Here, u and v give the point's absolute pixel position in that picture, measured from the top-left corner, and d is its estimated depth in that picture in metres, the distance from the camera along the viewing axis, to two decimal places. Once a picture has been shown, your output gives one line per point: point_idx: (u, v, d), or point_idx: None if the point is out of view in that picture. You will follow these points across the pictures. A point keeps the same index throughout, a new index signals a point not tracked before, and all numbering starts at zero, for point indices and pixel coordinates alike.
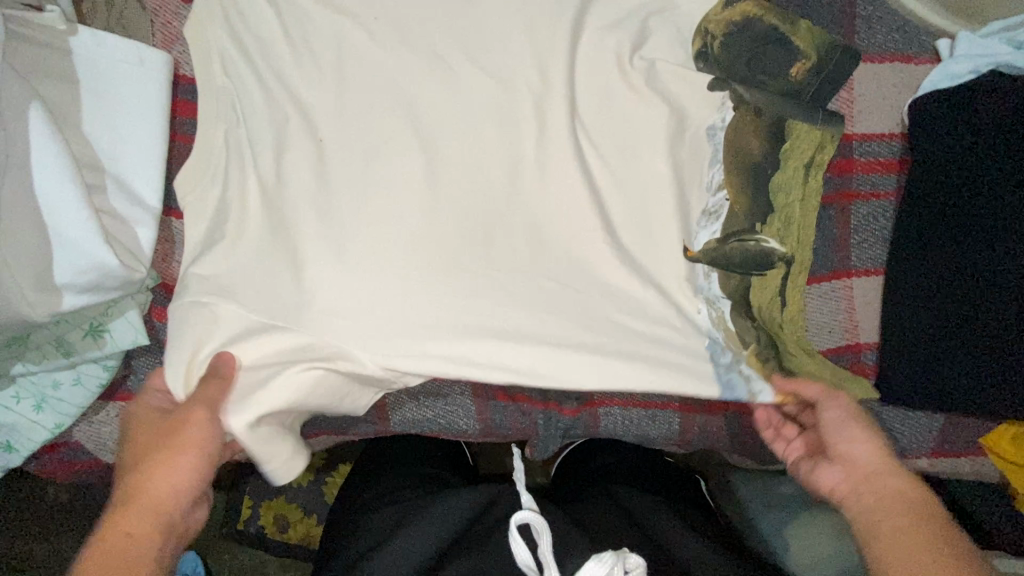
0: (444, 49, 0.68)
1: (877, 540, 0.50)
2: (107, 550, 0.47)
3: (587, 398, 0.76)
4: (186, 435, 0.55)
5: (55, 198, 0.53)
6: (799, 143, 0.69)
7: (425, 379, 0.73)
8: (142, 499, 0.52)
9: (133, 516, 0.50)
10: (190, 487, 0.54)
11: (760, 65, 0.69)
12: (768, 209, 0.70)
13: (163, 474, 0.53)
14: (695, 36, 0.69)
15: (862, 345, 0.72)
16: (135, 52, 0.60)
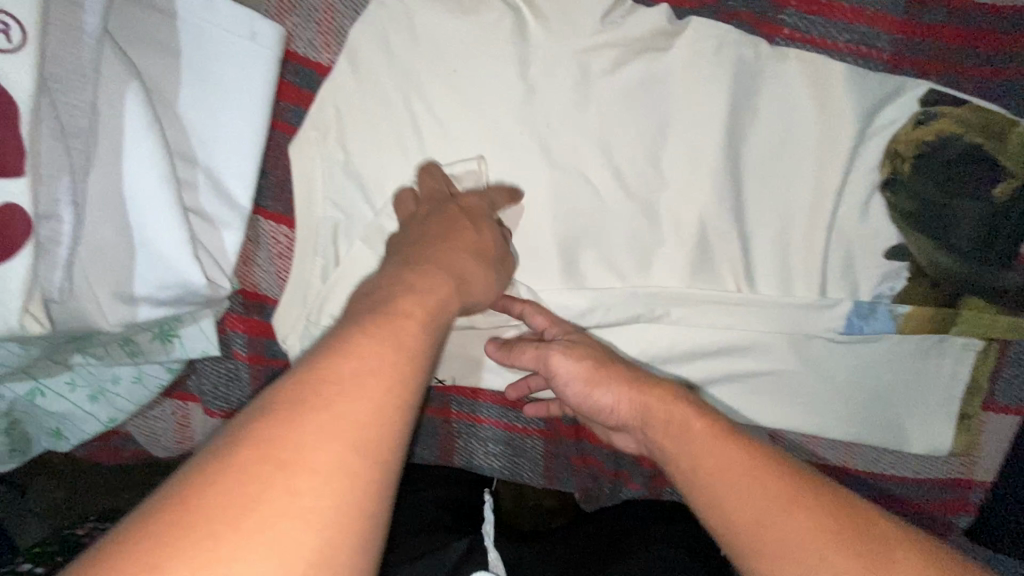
0: (599, 59, 0.56)
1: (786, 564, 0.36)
2: (354, 355, 0.31)
3: (659, 476, 0.69)
4: (442, 260, 0.42)
5: (145, 201, 0.45)
6: (975, 324, 0.60)
7: (496, 426, 0.68)
8: (421, 310, 0.36)
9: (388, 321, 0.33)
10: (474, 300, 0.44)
11: (958, 189, 0.58)
12: (917, 353, 0.61)
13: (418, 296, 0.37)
14: (882, 159, 0.58)
15: (972, 481, 0.66)
16: (246, 22, 0.50)
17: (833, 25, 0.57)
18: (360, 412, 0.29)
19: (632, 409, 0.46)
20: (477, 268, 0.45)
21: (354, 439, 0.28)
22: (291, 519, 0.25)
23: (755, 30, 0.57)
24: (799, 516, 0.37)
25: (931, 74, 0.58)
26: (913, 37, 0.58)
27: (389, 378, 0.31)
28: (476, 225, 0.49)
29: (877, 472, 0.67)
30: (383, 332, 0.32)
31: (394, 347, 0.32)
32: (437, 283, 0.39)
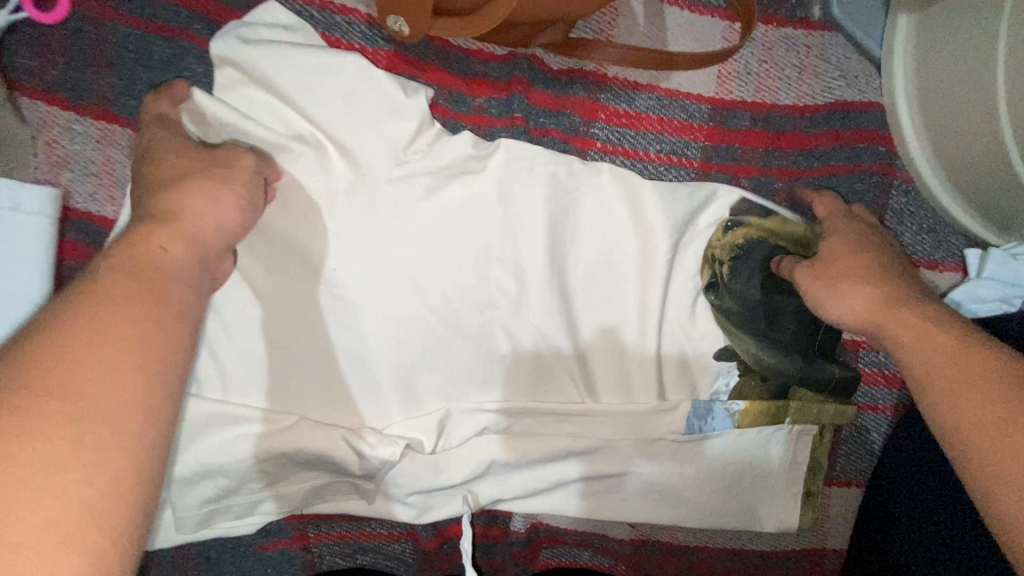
0: (411, 189, 0.55)
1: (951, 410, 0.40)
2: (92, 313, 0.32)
3: (533, 561, 0.71)
4: (194, 213, 0.42)
5: None
6: (804, 414, 0.62)
7: (360, 539, 0.67)
8: (160, 259, 0.37)
9: (138, 277, 0.35)
10: (228, 244, 0.44)
11: (774, 288, 0.60)
12: (762, 440, 0.62)
13: (159, 261, 0.37)
14: (702, 264, 0.59)
15: (829, 547, 0.69)
16: (8, 193, 0.47)
17: (642, 135, 0.58)
18: (120, 340, 0.31)
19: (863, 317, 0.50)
20: (221, 206, 0.44)
21: (126, 393, 0.30)
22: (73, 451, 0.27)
23: (568, 146, 0.58)
24: (966, 366, 0.41)
25: (741, 177, 0.59)
26: (720, 143, 0.59)
27: (144, 326, 0.33)
28: (249, 172, 0.47)
29: (735, 545, 0.70)
30: (128, 281, 0.34)
31: (145, 295, 0.34)
32: (164, 237, 0.39)
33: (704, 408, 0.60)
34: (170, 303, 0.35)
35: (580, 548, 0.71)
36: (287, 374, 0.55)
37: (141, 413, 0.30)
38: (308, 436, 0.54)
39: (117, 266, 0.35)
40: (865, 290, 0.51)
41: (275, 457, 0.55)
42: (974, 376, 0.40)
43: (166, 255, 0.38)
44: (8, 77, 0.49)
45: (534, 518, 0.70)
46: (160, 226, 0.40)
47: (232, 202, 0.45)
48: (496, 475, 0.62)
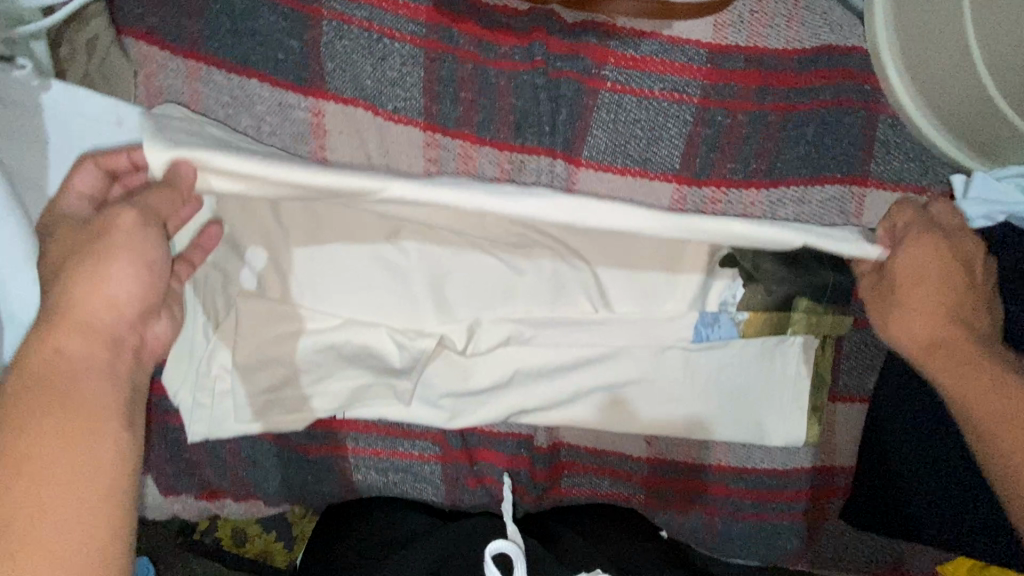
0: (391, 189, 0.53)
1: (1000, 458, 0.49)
2: (19, 422, 0.40)
3: (553, 486, 0.76)
4: (97, 295, 0.45)
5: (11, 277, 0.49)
6: (805, 323, 0.67)
7: (394, 456, 0.71)
8: (63, 362, 0.43)
9: (48, 376, 0.42)
10: (141, 309, 0.48)
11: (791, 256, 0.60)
12: (769, 350, 0.68)
13: (66, 363, 0.43)
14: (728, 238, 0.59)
15: (836, 466, 0.74)
16: (112, 110, 0.55)
17: (647, 76, 0.66)
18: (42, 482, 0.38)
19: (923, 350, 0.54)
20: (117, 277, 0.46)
21: (76, 470, 0.40)
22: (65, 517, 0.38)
23: (582, 86, 0.66)
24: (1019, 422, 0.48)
25: (737, 112, 0.67)
26: (717, 82, 0.67)
27: (89, 431, 0.41)
28: (131, 230, 0.48)
29: (746, 465, 0.74)
30: (38, 400, 0.41)
31: (56, 411, 0.41)
32: (66, 343, 0.44)
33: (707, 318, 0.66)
34: (77, 388, 0.42)
35: (599, 472, 0.76)
36: (335, 279, 0.63)
37: (99, 476, 0.40)
38: (355, 329, 0.64)
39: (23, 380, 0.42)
40: (926, 317, 0.54)
41: (325, 346, 0.64)
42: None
43: (61, 355, 0.43)
44: (118, 23, 0.59)
45: (556, 438, 0.74)
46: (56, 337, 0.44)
47: (137, 261, 0.47)
48: (520, 384, 0.68)
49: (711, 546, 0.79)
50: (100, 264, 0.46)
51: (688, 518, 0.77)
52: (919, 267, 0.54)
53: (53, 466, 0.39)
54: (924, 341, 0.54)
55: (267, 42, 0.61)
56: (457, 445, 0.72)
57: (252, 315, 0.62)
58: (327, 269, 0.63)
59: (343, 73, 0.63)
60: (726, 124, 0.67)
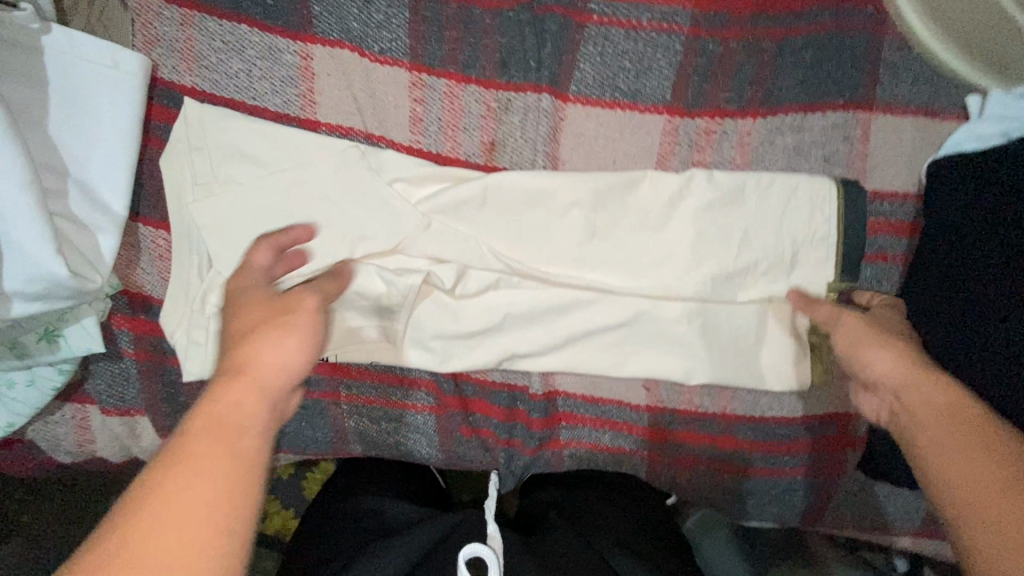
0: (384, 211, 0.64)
1: (937, 473, 0.41)
2: (185, 459, 0.37)
3: (551, 438, 0.73)
4: (266, 355, 0.44)
5: (8, 207, 0.51)
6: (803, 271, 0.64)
7: (387, 405, 0.70)
8: (235, 411, 0.41)
9: (243, 383, 0.42)
10: (299, 375, 0.46)
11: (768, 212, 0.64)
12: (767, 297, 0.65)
13: (229, 409, 0.41)
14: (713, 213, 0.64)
15: (853, 414, 0.69)
16: (108, 53, 0.57)
17: (637, 9, 0.64)
18: (193, 510, 0.35)
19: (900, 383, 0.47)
20: (285, 342, 0.45)
21: (208, 518, 0.35)
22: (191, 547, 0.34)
23: (568, 20, 0.64)
24: (960, 436, 0.41)
25: (730, 39, 0.64)
26: (710, 11, 0.64)
27: (238, 469, 0.38)
28: (313, 312, 0.49)
29: (754, 415, 0.70)
30: (213, 436, 0.38)
31: (226, 443, 0.39)
32: (245, 380, 0.42)
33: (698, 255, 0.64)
34: (241, 423, 0.40)
35: (599, 427, 0.72)
36: (320, 220, 0.63)
37: (232, 513, 0.36)
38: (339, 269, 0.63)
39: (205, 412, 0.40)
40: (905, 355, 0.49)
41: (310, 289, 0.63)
42: (970, 456, 0.40)
43: (241, 403, 0.41)
44: None
45: (553, 387, 0.71)
46: (235, 373, 0.43)
47: (303, 335, 0.47)
48: (510, 328, 0.67)
49: (719, 505, 0.75)
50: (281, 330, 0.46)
51: (695, 473, 0.74)
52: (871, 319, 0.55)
53: (201, 499, 0.36)
54: (900, 376, 0.48)
55: None
56: (450, 395, 0.71)
57: (235, 256, 0.62)
58: (313, 211, 0.63)
59: (329, 15, 0.63)
60: (718, 52, 0.64)
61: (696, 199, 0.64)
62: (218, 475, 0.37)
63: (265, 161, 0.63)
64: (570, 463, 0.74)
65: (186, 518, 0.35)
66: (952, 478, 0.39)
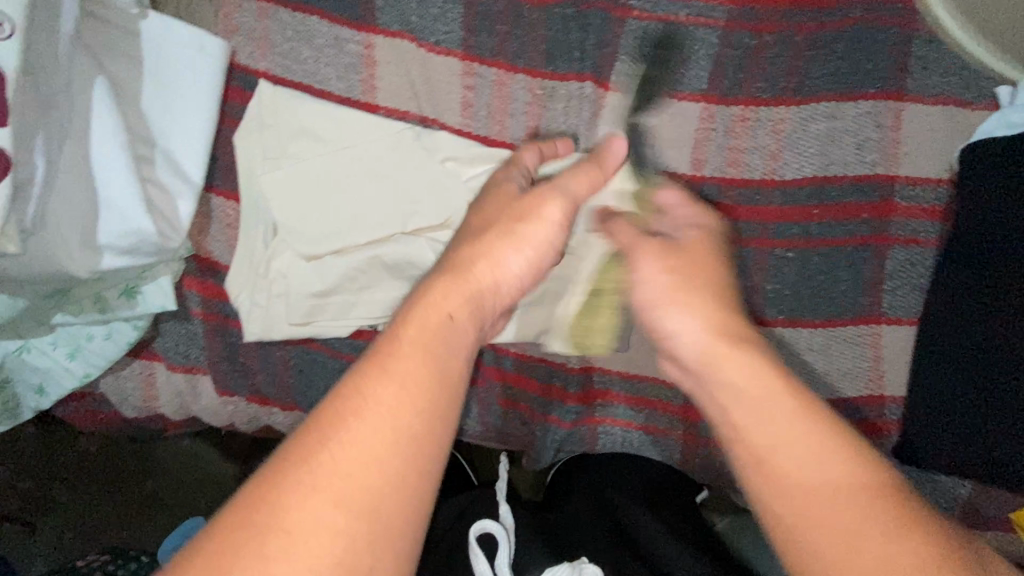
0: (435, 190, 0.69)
1: (760, 480, 0.44)
2: (385, 367, 0.41)
3: (588, 414, 0.74)
4: (481, 269, 0.49)
5: (108, 168, 0.57)
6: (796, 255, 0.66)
7: None
8: (441, 328, 0.44)
9: (455, 299, 0.46)
10: (508, 296, 0.51)
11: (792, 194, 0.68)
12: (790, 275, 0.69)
13: (437, 319, 0.44)
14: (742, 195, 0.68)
15: (887, 398, 0.70)
16: (196, 38, 0.64)
17: (675, 6, 0.68)
18: (384, 424, 0.39)
19: (701, 355, 0.50)
20: (513, 258, 0.51)
21: (398, 435, 0.39)
22: (366, 457, 0.38)
23: (610, 15, 0.69)
24: (786, 442, 0.43)
25: (764, 34, 0.68)
26: (744, 6, 0.68)
27: (429, 393, 0.41)
28: (552, 226, 0.53)
29: None
30: (419, 349, 0.42)
31: (427, 363, 0.42)
32: (448, 296, 0.46)
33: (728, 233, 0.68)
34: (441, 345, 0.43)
35: (632, 405, 0.73)
36: (375, 194, 0.68)
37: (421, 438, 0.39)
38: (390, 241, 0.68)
39: (419, 324, 0.44)
40: (701, 314, 0.51)
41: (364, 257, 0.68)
42: (797, 466, 0.42)
43: (451, 322, 0.45)
44: None
45: (589, 363, 0.72)
46: (448, 283, 0.47)
47: (535, 251, 0.52)
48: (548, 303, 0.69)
49: None
50: (514, 243, 0.51)
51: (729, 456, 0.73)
52: (667, 249, 0.55)
53: (400, 414, 0.39)
54: (699, 338, 0.50)
55: None
56: (489, 367, 0.73)
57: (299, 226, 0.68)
58: (370, 187, 0.69)
59: (391, 9, 0.69)
60: (753, 45, 0.68)
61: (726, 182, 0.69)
62: (417, 402, 0.40)
63: (325, 136, 0.68)
64: (604, 443, 0.76)
65: (380, 435, 0.38)
66: (786, 492, 0.42)
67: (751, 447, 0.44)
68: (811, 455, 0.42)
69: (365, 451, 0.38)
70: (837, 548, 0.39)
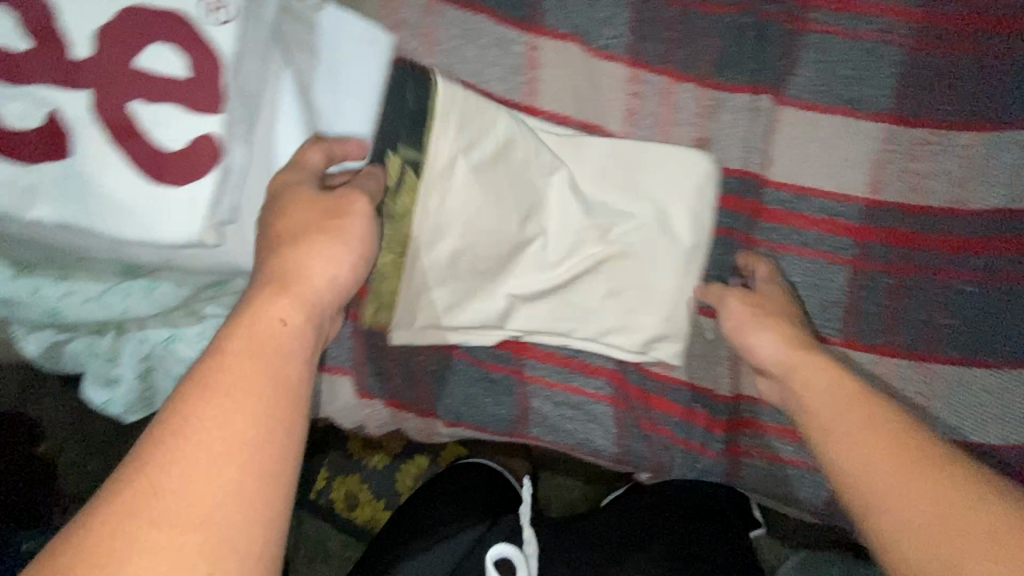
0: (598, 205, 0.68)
1: (836, 457, 0.46)
2: (212, 385, 0.37)
3: (732, 444, 0.70)
4: (314, 270, 0.45)
5: (290, 163, 0.55)
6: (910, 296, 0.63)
7: (568, 391, 0.71)
8: (278, 337, 0.40)
9: (284, 306, 0.42)
10: (336, 300, 0.46)
11: (971, 224, 0.64)
12: (965, 309, 0.65)
13: (273, 335, 0.40)
14: (918, 221, 0.65)
15: None
16: (370, 32, 0.62)
17: (861, 19, 0.65)
18: (204, 455, 0.35)
19: (780, 359, 0.56)
20: (340, 257, 0.46)
21: (210, 464, 0.34)
22: (182, 493, 0.34)
23: (788, 26, 0.65)
24: (861, 427, 0.46)
25: (956, 52, 0.64)
26: (938, 23, 0.64)
27: (266, 422, 0.37)
28: (363, 218, 0.48)
29: (956, 438, 0.66)
30: (243, 361, 0.38)
31: (252, 379, 0.38)
32: (280, 303, 0.42)
33: (896, 259, 0.66)
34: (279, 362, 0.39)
35: (784, 438, 0.68)
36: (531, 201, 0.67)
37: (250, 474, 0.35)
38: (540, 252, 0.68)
39: (245, 337, 0.39)
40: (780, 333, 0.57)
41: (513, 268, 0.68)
42: (886, 459, 0.43)
43: (282, 328, 0.41)
44: None
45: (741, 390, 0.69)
46: (287, 289, 0.43)
47: (351, 249, 0.47)
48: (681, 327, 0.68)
49: None
50: (339, 243, 0.46)
51: None
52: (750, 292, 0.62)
53: (218, 439, 0.35)
54: (781, 358, 0.56)
55: None
56: (631, 386, 0.71)
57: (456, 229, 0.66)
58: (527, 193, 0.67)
59: (560, 10, 0.66)
60: (943, 65, 0.64)
61: (901, 209, 0.65)
62: (245, 413, 0.36)
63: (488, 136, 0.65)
64: (746, 476, 0.71)
65: (197, 464, 0.34)
66: (871, 481, 0.43)
67: (820, 411, 0.50)
68: (898, 443, 0.44)
69: (191, 472, 0.34)
70: (950, 550, 0.37)
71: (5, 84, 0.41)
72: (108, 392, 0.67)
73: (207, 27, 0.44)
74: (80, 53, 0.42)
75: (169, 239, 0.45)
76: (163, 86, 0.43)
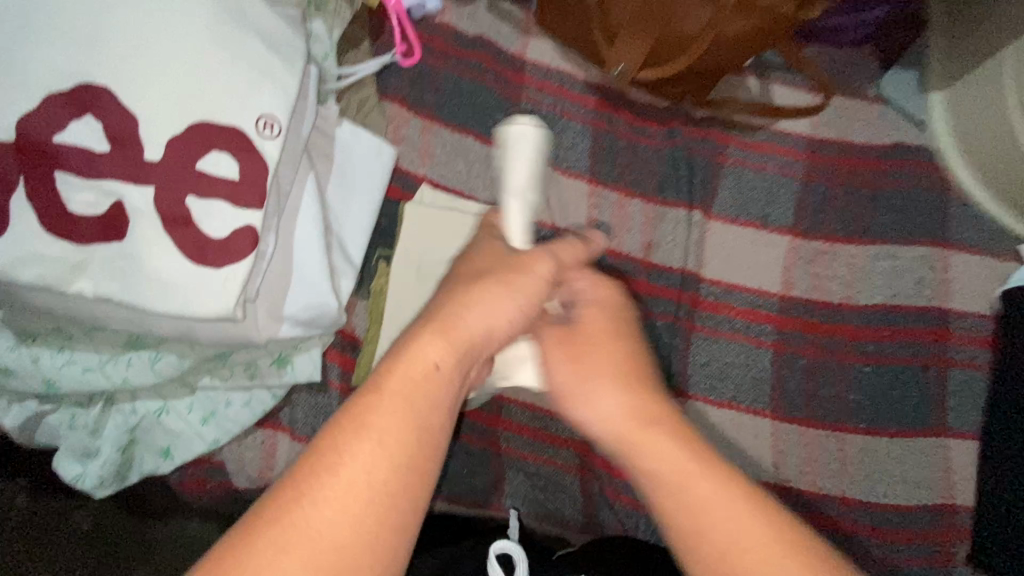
0: None
1: None
2: (366, 419, 0.43)
3: None
4: (471, 321, 0.48)
5: (306, 249, 0.63)
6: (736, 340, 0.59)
7: (539, 461, 0.77)
8: (431, 382, 0.45)
9: (439, 352, 0.46)
10: (495, 344, 0.51)
11: (860, 315, 0.80)
12: (865, 386, 0.78)
13: (428, 378, 0.45)
14: (821, 312, 0.80)
15: (958, 507, 0.76)
16: (376, 145, 0.74)
17: (764, 157, 0.84)
18: (358, 480, 0.41)
19: (622, 439, 0.51)
20: (505, 309, 0.50)
21: (366, 489, 0.41)
22: (338, 513, 0.40)
23: (711, 159, 0.83)
24: (727, 528, 0.46)
25: (835, 185, 0.84)
26: (819, 164, 0.84)
27: (412, 455, 0.43)
28: (542, 281, 0.52)
29: (872, 499, 0.76)
30: (399, 403, 0.44)
31: (406, 417, 0.44)
32: (439, 347, 0.46)
33: (808, 343, 0.80)
34: (428, 403, 0.45)
35: None
36: None
37: (389, 502, 0.42)
38: None
39: (408, 374, 0.45)
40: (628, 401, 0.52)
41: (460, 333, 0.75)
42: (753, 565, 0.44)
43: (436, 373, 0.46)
44: (379, 89, 0.79)
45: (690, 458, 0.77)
46: (463, 332, 0.48)
47: (508, 297, 0.51)
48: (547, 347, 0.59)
49: None
50: (505, 293, 0.50)
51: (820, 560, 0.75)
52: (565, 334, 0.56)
53: (373, 468, 0.42)
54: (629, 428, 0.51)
55: (482, 111, 0.80)
56: (597, 457, 0.77)
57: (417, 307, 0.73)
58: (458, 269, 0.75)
59: None
60: (827, 194, 0.83)
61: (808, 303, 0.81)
62: (391, 450, 0.42)
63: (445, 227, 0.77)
64: None
65: (356, 484, 0.41)
66: None
67: (683, 526, 0.47)
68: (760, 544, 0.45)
69: (346, 496, 0.41)
70: None
71: (83, 179, 0.50)
72: (82, 466, 0.65)
73: (261, 140, 0.54)
74: (154, 157, 0.51)
75: (204, 310, 0.52)
76: (215, 184, 0.52)
